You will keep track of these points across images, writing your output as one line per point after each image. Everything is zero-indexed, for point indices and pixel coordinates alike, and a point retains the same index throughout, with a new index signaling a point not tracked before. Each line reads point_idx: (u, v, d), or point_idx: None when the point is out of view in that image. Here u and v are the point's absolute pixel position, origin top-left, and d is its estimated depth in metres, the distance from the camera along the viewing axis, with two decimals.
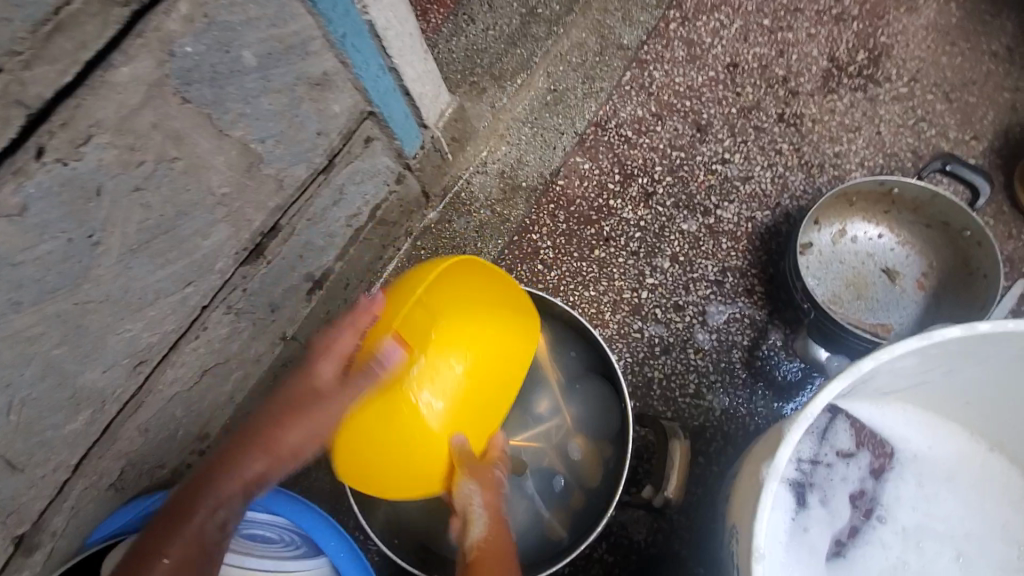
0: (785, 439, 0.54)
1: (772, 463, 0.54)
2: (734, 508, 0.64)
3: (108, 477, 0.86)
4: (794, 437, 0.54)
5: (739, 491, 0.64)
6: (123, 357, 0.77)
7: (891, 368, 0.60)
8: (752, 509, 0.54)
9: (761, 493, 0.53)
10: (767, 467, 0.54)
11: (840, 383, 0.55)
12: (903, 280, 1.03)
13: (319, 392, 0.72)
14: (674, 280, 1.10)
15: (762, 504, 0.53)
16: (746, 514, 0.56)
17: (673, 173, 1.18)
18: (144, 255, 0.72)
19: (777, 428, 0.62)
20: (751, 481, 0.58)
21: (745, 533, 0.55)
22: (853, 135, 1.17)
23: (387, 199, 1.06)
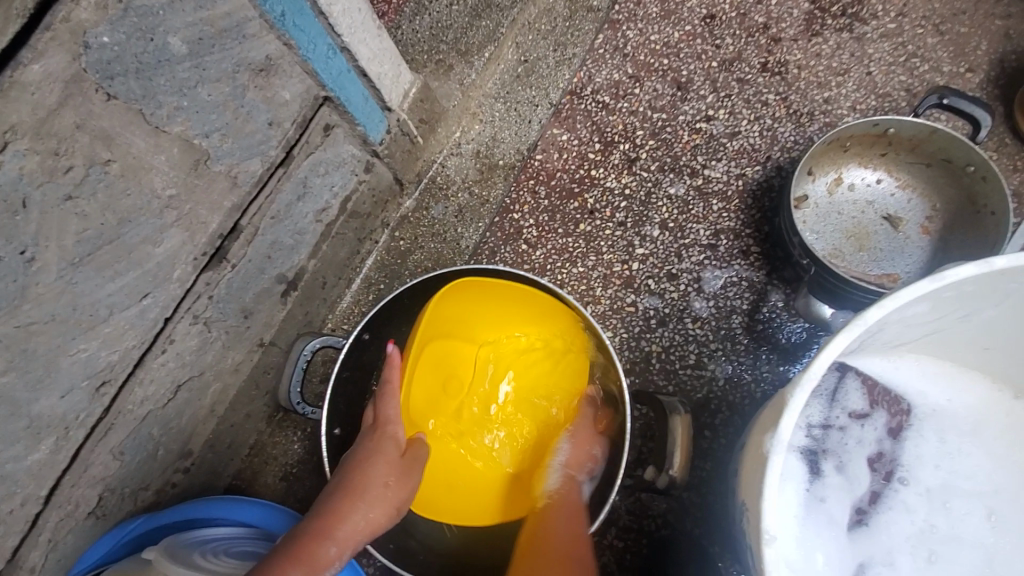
0: (788, 405, 0.49)
1: (777, 433, 0.49)
2: (742, 483, 0.59)
3: (87, 505, 0.80)
4: (798, 402, 0.49)
5: (746, 465, 0.58)
6: (83, 379, 0.72)
7: (901, 317, 0.55)
8: (760, 484, 0.49)
9: (767, 466, 0.48)
10: (772, 437, 0.49)
11: (844, 338, 0.50)
12: (907, 225, 0.98)
13: (380, 464, 0.79)
14: (666, 248, 1.04)
15: (768, 478, 0.48)
16: (754, 491, 0.51)
17: (655, 136, 1.12)
18: (89, 268, 0.67)
19: (780, 394, 0.57)
20: (757, 454, 0.53)
21: (755, 511, 0.50)
22: (842, 78, 1.11)
23: (356, 189, 1.00)
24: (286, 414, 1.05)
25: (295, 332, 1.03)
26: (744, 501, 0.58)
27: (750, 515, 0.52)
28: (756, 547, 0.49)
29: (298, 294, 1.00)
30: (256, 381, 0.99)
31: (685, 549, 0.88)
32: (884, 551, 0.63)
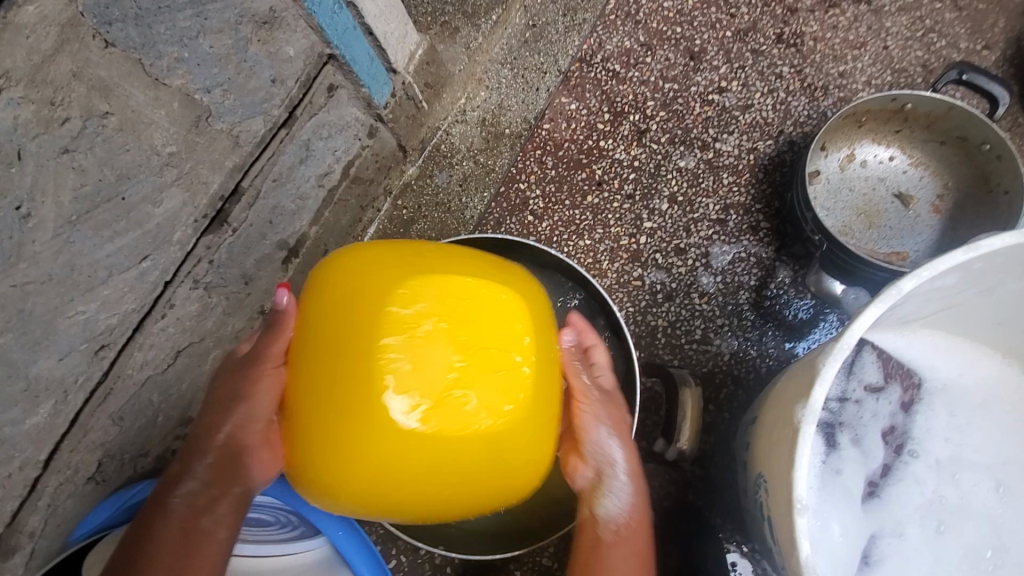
0: (819, 373, 0.47)
1: (807, 404, 0.48)
2: (762, 455, 0.60)
3: (86, 470, 0.79)
4: (830, 372, 0.47)
5: (768, 439, 0.58)
6: (81, 342, 0.70)
7: (929, 289, 0.55)
8: (789, 452, 0.49)
9: (797, 435, 0.47)
10: (802, 407, 0.48)
11: (876, 310, 0.49)
12: (917, 203, 0.97)
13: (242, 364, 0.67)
14: (674, 223, 1.03)
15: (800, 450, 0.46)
16: (781, 462, 0.50)
17: (666, 107, 1.09)
18: (87, 227, 0.64)
19: (805, 370, 0.55)
20: (784, 426, 0.52)
21: (782, 481, 0.49)
22: (857, 52, 1.09)
23: (360, 154, 0.97)
24: None
25: None
26: (765, 473, 0.58)
27: (777, 486, 0.51)
28: (784, 518, 0.48)
29: (300, 262, 0.98)
30: None
31: (689, 522, 0.89)
32: (894, 523, 0.65)
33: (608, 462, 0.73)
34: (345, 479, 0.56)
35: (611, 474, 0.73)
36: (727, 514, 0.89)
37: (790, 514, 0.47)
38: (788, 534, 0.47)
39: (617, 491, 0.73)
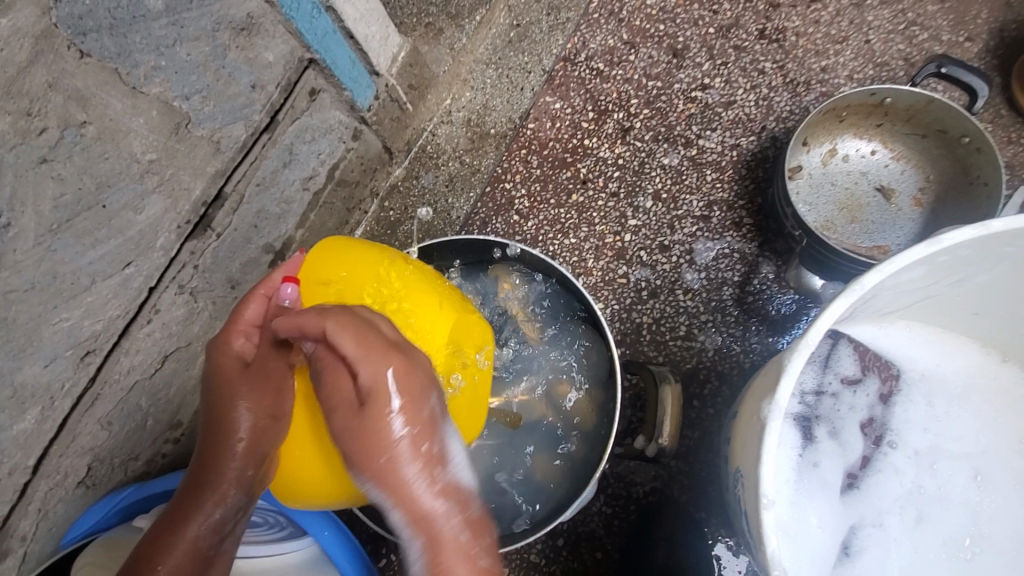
0: (785, 369, 0.47)
1: (774, 399, 0.47)
2: (739, 451, 0.60)
3: (76, 474, 0.79)
4: (795, 368, 0.47)
5: (743, 433, 0.58)
6: (67, 348, 0.71)
7: (898, 282, 0.55)
8: (757, 447, 0.48)
9: (764, 431, 0.47)
10: (769, 403, 0.48)
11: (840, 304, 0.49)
12: (899, 197, 0.97)
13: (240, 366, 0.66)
14: (658, 220, 1.03)
15: (766, 445, 0.46)
16: (751, 459, 0.50)
17: (650, 105, 1.10)
18: (68, 235, 0.65)
19: (775, 364, 0.55)
20: (755, 422, 0.52)
21: (751, 476, 0.49)
22: (839, 46, 1.09)
23: (344, 157, 0.97)
24: None
25: None
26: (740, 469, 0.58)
27: (748, 482, 0.51)
28: (754, 514, 0.48)
29: None
30: None
31: (674, 516, 0.89)
32: (874, 513, 0.65)
33: (450, 398, 0.60)
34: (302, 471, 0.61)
35: (462, 413, 0.61)
36: (711, 507, 0.90)
37: (758, 509, 0.46)
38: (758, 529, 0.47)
39: (460, 432, 0.60)
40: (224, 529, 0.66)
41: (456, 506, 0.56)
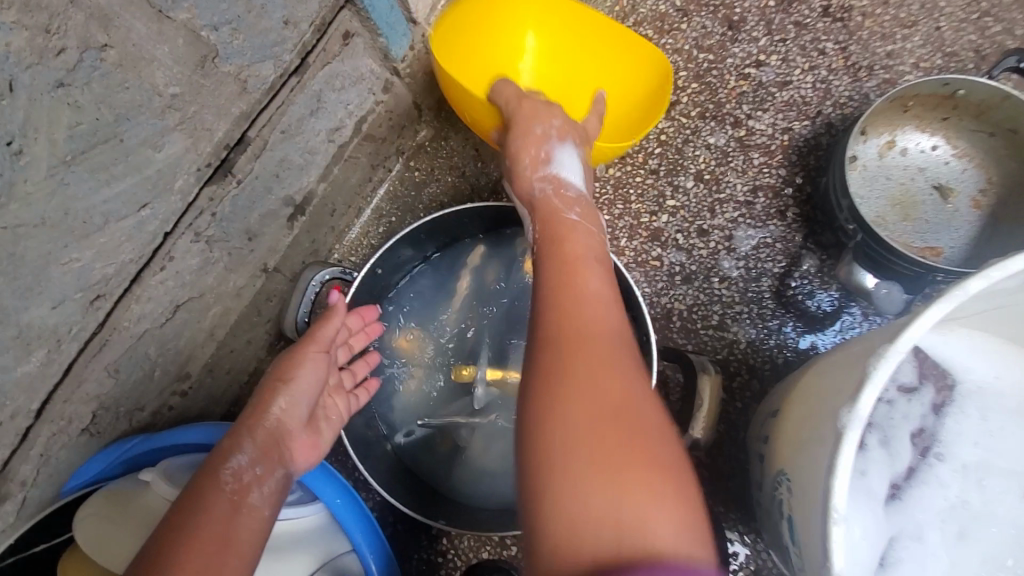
0: (870, 376, 0.43)
1: (854, 407, 0.44)
2: (788, 454, 0.57)
3: (80, 421, 0.77)
4: (882, 376, 0.43)
5: (796, 434, 0.56)
6: (76, 291, 0.67)
7: (991, 289, 0.50)
8: (828, 456, 0.45)
9: (841, 440, 0.44)
10: (848, 412, 0.44)
11: (941, 309, 0.44)
12: (957, 197, 0.92)
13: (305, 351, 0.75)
14: (698, 203, 0.98)
15: (842, 458, 0.43)
16: (816, 467, 0.47)
17: (699, 79, 1.03)
18: (82, 169, 0.60)
19: (848, 366, 0.52)
20: (822, 428, 0.48)
21: (817, 487, 0.45)
22: (908, 31, 1.02)
23: (374, 110, 0.94)
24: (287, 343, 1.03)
25: (301, 260, 0.99)
26: (789, 473, 0.55)
27: (808, 491, 0.48)
28: (817, 527, 0.45)
29: (306, 219, 0.95)
30: (258, 307, 0.95)
31: None
32: (914, 526, 0.62)
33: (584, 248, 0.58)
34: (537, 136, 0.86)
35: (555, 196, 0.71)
36: (731, 502, 0.87)
37: (823, 526, 0.43)
38: (821, 543, 0.44)
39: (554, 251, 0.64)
40: (247, 482, 0.64)
41: (570, 410, 0.45)
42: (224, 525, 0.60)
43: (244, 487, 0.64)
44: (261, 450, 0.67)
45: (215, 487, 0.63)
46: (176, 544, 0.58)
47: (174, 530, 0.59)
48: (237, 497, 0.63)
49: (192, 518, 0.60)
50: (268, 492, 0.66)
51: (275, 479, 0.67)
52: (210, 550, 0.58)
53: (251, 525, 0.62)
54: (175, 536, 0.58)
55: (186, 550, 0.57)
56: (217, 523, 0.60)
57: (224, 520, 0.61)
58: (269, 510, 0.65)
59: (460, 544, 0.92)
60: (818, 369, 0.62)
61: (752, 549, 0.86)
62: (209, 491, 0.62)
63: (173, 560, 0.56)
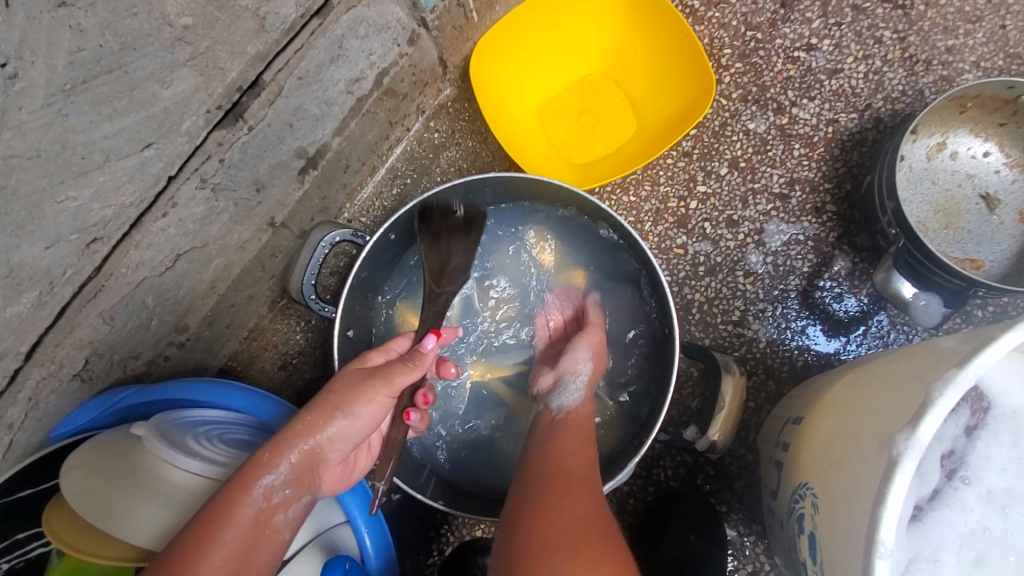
0: (934, 404, 0.42)
1: (911, 436, 0.42)
2: (816, 468, 0.55)
3: (72, 367, 0.74)
4: (944, 406, 0.42)
5: (824, 449, 0.55)
6: (71, 232, 0.62)
7: None
8: (877, 481, 0.44)
9: (895, 468, 0.42)
10: (905, 439, 0.42)
11: (1016, 338, 0.42)
12: (1003, 209, 0.87)
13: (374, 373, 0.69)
14: (730, 191, 0.93)
15: (895, 486, 0.42)
16: (861, 490, 0.45)
17: (744, 59, 0.97)
18: (83, 100, 0.56)
19: (893, 385, 0.50)
20: (868, 449, 0.47)
21: (861, 512, 0.44)
22: (973, 26, 0.95)
23: (397, 62, 0.88)
24: (290, 301, 1.00)
25: (310, 216, 0.95)
26: (818, 488, 0.53)
27: (847, 513, 0.47)
28: (859, 552, 0.44)
29: (318, 174, 0.91)
30: (262, 262, 0.92)
31: (693, 506, 0.84)
32: (931, 548, 0.60)
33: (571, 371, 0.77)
34: (563, 127, 0.98)
35: (568, 380, 0.77)
36: (733, 502, 0.86)
37: (868, 555, 0.42)
38: (864, 571, 0.43)
39: (569, 391, 0.76)
40: (275, 503, 0.61)
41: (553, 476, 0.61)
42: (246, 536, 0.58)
43: (270, 509, 0.60)
44: (298, 472, 0.63)
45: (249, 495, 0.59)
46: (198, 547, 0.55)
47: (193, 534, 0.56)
48: (263, 516, 0.60)
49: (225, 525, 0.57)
50: (292, 517, 0.62)
51: (301, 507, 0.63)
52: (222, 563, 0.55)
53: (269, 551, 0.60)
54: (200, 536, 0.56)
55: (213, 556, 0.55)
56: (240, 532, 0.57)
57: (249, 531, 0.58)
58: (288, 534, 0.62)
59: (454, 520, 0.91)
60: (850, 382, 0.59)
61: (749, 550, 0.84)
62: (236, 504, 0.58)
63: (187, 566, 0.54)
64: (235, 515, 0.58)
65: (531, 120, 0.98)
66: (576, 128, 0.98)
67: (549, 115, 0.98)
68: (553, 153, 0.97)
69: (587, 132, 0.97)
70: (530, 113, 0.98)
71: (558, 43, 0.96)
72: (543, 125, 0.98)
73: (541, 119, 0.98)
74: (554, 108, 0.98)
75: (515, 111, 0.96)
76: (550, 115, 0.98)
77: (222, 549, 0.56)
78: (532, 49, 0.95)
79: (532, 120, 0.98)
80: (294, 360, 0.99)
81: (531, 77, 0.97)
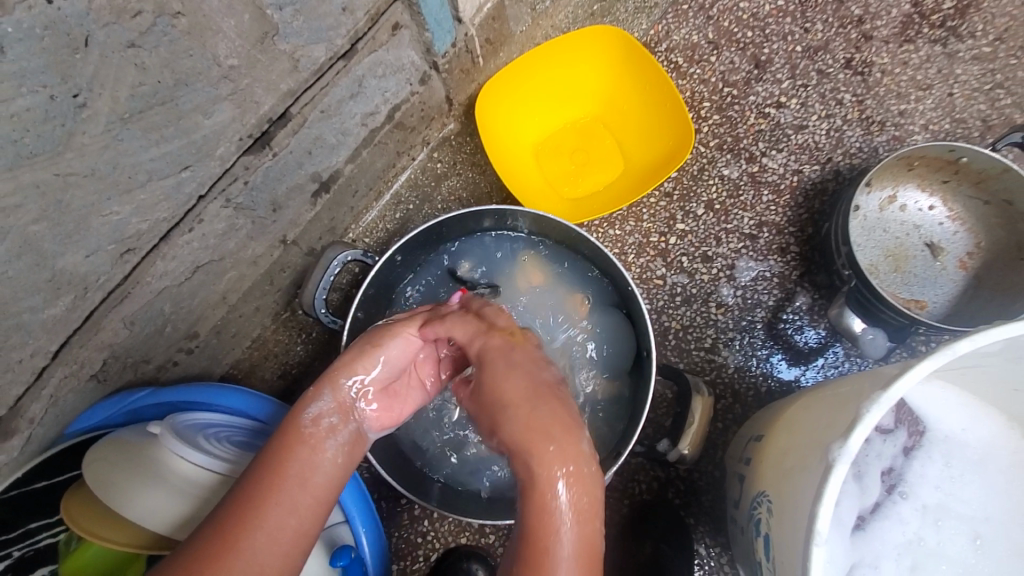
0: (861, 420, 0.50)
1: (844, 444, 0.50)
2: (772, 477, 0.63)
3: (91, 367, 0.78)
4: (870, 420, 0.50)
5: (778, 460, 0.63)
6: (109, 243, 0.69)
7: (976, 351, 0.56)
8: (816, 483, 0.52)
9: (829, 471, 0.50)
10: (838, 447, 0.51)
11: (930, 365, 0.50)
12: (946, 256, 0.98)
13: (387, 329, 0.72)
14: (706, 230, 1.03)
15: (828, 488, 0.50)
16: (804, 492, 0.53)
17: (721, 112, 1.07)
18: (136, 127, 0.63)
19: (836, 404, 0.59)
20: (811, 459, 0.55)
21: (803, 511, 0.52)
22: (922, 93, 1.07)
23: (408, 99, 0.97)
24: (292, 313, 1.05)
25: (318, 235, 1.02)
26: (773, 495, 0.61)
27: (792, 513, 0.54)
28: (801, 545, 0.51)
29: (329, 197, 0.98)
30: (271, 276, 0.98)
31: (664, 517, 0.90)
32: (873, 555, 0.68)
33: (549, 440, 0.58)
34: (556, 163, 1.07)
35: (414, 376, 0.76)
36: (701, 515, 0.93)
37: (808, 545, 0.50)
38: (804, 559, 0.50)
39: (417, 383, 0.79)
40: (323, 429, 0.65)
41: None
42: (295, 487, 0.61)
43: (317, 433, 0.65)
44: (342, 401, 0.68)
45: (297, 432, 0.64)
46: (232, 527, 0.57)
47: (247, 479, 0.61)
48: (312, 441, 0.64)
49: (267, 480, 0.61)
50: (342, 442, 0.66)
51: (349, 432, 0.67)
52: (278, 486, 0.60)
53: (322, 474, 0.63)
54: (236, 505, 0.59)
55: (260, 516, 0.58)
56: (286, 485, 0.61)
57: (300, 484, 0.61)
58: (343, 458, 0.66)
59: (439, 528, 0.96)
60: (804, 403, 0.67)
61: (714, 561, 0.91)
62: (289, 436, 0.64)
63: (248, 509, 0.58)
64: (283, 456, 0.62)
65: (527, 156, 1.07)
66: (567, 165, 1.07)
67: (543, 151, 1.07)
68: (546, 186, 1.06)
69: (578, 170, 1.07)
70: (525, 149, 1.07)
71: (554, 88, 1.06)
72: (538, 161, 1.07)
73: (537, 155, 1.07)
74: (547, 146, 1.08)
75: (513, 147, 1.05)
76: (544, 152, 1.07)
77: (276, 479, 0.61)
78: (531, 92, 1.05)
79: (528, 155, 1.07)
80: (294, 370, 1.04)
81: (528, 117, 1.07)
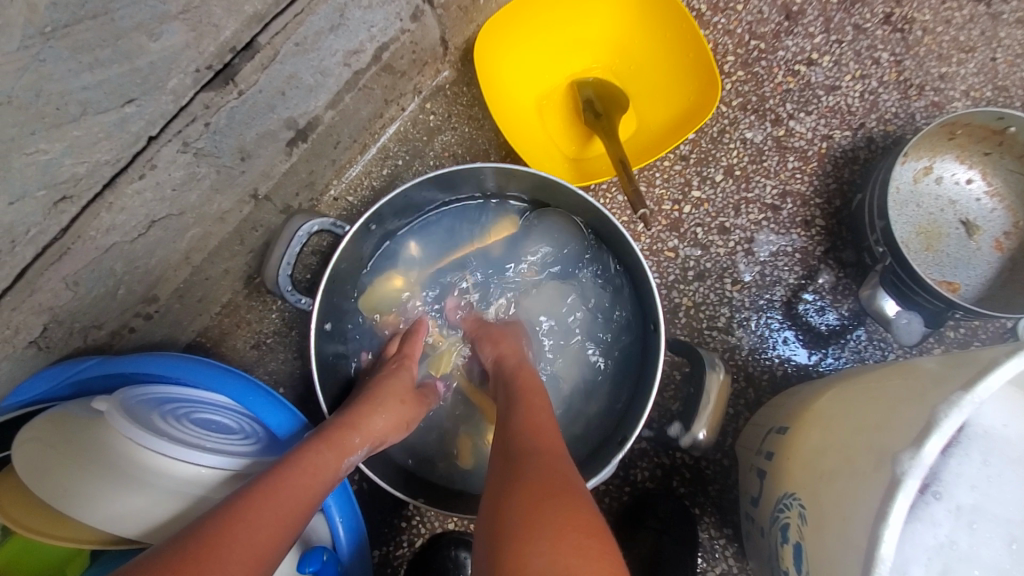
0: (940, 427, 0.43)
1: (917, 454, 0.44)
2: (802, 478, 0.56)
3: (29, 333, 0.69)
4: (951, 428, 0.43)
5: (810, 459, 0.57)
6: (39, 188, 0.58)
7: None
8: (877, 497, 0.45)
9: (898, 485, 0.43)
10: (909, 458, 0.44)
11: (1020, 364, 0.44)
12: (981, 235, 0.90)
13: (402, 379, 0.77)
14: (724, 198, 0.94)
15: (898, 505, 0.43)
16: (858, 502, 0.47)
17: (746, 68, 0.97)
18: (64, 47, 0.52)
19: (886, 402, 0.52)
20: (866, 464, 0.48)
21: (860, 524, 0.46)
22: (965, 56, 0.98)
23: (398, 38, 0.85)
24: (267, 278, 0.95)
25: (295, 191, 0.91)
26: (806, 500, 0.54)
27: (839, 525, 0.48)
28: (855, 563, 0.45)
29: (307, 147, 0.87)
30: (242, 235, 0.87)
31: (667, 507, 0.84)
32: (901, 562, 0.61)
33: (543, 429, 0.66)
34: (564, 119, 0.96)
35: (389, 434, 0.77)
36: (706, 506, 0.87)
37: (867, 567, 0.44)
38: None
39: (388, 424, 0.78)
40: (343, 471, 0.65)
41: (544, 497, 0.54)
42: (294, 516, 0.58)
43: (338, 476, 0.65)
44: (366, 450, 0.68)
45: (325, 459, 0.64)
46: (224, 533, 0.53)
47: (256, 486, 0.58)
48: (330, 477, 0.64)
49: (282, 500, 0.58)
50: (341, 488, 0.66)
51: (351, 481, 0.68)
52: (290, 508, 0.58)
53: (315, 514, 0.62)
54: (241, 512, 0.55)
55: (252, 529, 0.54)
56: (289, 509, 0.58)
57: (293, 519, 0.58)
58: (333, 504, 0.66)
59: (425, 513, 0.89)
60: (838, 395, 0.60)
61: (720, 554, 0.86)
62: (320, 462, 0.63)
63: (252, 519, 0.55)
64: (300, 483, 0.60)
65: (533, 109, 0.96)
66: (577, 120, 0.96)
67: (551, 105, 0.96)
68: (552, 143, 0.96)
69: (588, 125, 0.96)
70: (531, 102, 0.96)
71: (563, 33, 0.94)
72: (544, 115, 0.96)
73: (543, 108, 0.96)
74: (553, 99, 0.96)
75: (516, 97, 0.94)
76: (551, 106, 0.96)
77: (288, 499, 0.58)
78: (537, 36, 0.93)
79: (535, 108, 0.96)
80: (268, 340, 0.95)
81: (534, 64, 0.95)
